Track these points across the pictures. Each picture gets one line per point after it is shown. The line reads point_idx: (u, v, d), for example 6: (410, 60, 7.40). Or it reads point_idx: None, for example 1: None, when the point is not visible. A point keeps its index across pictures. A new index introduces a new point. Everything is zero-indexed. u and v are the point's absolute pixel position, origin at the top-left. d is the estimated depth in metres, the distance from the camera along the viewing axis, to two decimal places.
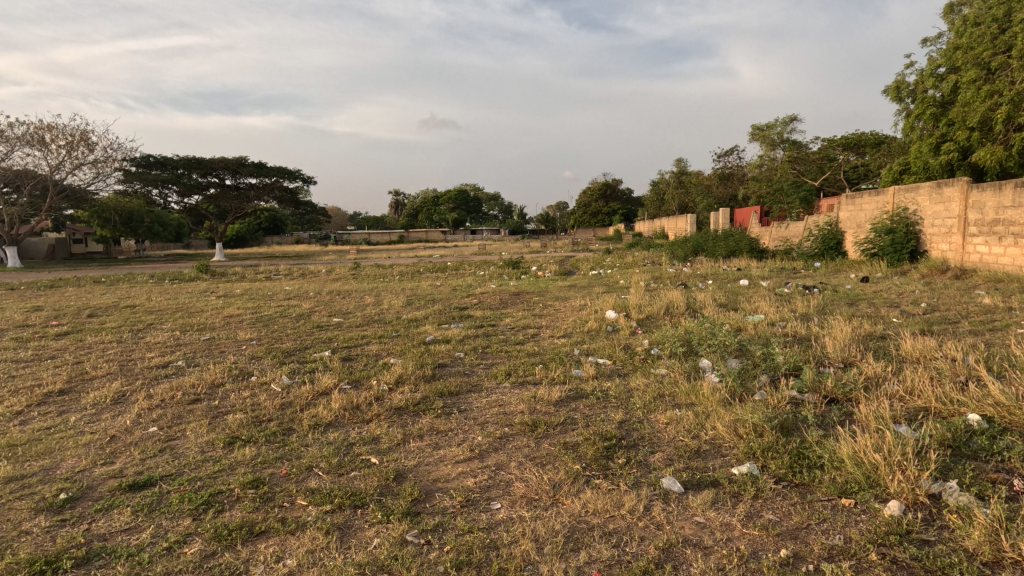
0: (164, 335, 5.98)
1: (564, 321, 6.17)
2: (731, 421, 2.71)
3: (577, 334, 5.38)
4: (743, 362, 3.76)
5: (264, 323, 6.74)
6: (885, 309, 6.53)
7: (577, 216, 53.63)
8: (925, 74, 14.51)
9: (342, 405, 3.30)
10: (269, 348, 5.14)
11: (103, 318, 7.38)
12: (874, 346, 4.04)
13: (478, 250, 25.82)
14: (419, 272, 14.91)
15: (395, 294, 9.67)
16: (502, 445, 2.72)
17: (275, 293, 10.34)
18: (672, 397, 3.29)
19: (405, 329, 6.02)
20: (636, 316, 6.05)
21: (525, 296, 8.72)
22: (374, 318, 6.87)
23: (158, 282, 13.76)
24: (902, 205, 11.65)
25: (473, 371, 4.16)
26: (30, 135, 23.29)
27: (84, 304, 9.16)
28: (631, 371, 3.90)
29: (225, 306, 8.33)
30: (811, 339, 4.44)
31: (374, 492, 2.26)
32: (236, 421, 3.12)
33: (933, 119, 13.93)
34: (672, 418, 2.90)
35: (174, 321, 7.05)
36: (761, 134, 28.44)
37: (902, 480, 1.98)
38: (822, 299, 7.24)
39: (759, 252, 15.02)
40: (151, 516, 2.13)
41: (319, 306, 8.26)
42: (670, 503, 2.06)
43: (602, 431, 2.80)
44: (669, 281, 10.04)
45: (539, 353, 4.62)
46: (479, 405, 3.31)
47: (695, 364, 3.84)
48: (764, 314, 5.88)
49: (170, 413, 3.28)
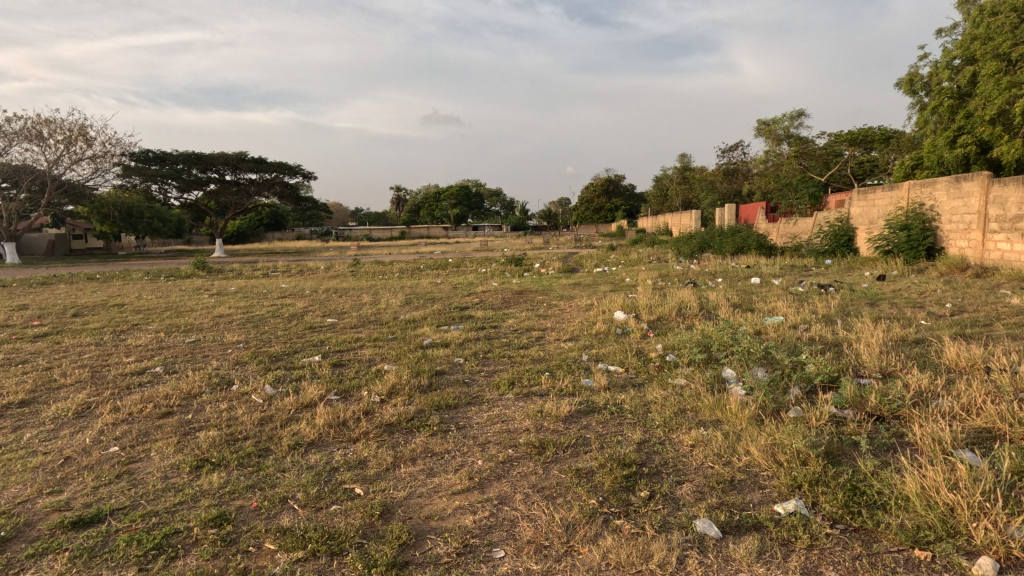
0: (146, 337, 5.64)
1: (571, 322, 5.81)
2: (768, 446, 2.36)
3: (584, 338, 5.02)
4: (771, 372, 3.41)
5: (255, 324, 6.42)
6: (909, 310, 6.16)
7: (580, 212, 53.21)
8: (940, 66, 14.12)
9: (327, 421, 2.96)
10: (255, 353, 4.79)
11: (85, 318, 7.04)
12: (913, 354, 3.69)
13: (480, 247, 25.47)
14: (420, 270, 14.56)
15: (394, 293, 9.31)
16: (505, 472, 2.38)
17: (269, 291, 10.01)
18: (696, 413, 2.95)
19: (401, 330, 5.67)
20: (646, 317, 5.70)
21: (528, 294, 8.40)
22: (370, 320, 6.51)
23: (152, 279, 13.41)
24: (918, 200, 11.23)
25: (473, 380, 3.81)
26: (28, 129, 22.98)
27: (72, 302, 8.83)
28: (647, 382, 3.55)
29: (216, 306, 8.01)
30: (841, 345, 4.09)
31: (355, 534, 1.92)
32: (209, 439, 2.79)
33: (949, 111, 13.49)
34: (698, 439, 2.57)
35: (159, 321, 6.70)
36: (767, 128, 27.98)
37: (990, 530, 1.64)
38: (841, 299, 6.87)
39: (768, 249, 14.61)
40: (89, 565, 1.80)
41: (313, 305, 7.96)
42: (708, 554, 1.72)
43: (619, 454, 2.46)
44: (677, 279, 9.68)
45: (545, 360, 4.27)
46: (481, 422, 2.98)
47: (718, 374, 3.49)
48: (784, 317, 5.50)
49: (134, 430, 2.94)
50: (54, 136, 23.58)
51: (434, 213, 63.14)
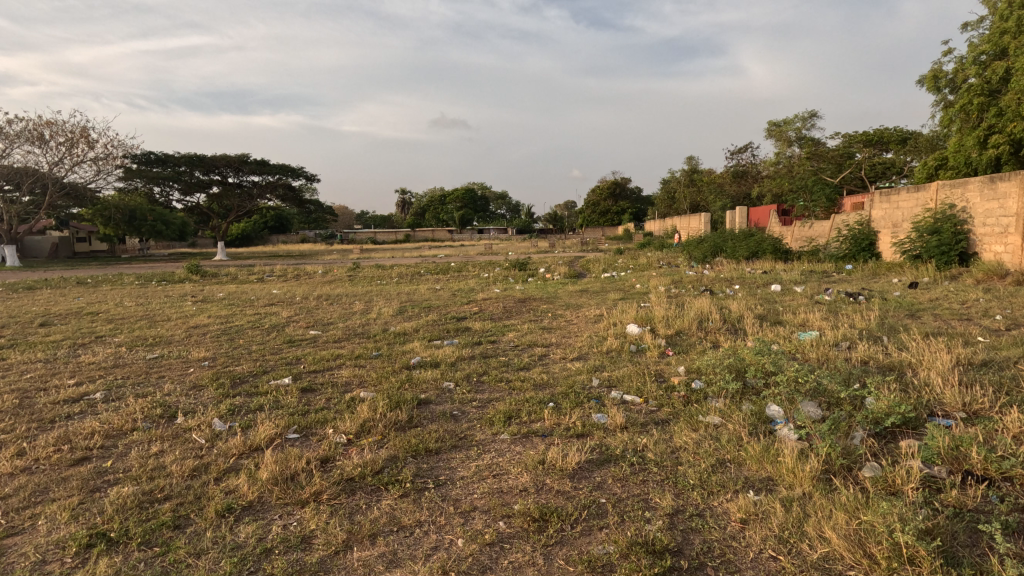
0: (104, 352, 5.05)
1: (578, 337, 5.16)
2: (852, 530, 1.72)
3: (593, 357, 4.39)
4: (827, 410, 2.77)
5: (230, 337, 5.83)
6: (957, 323, 5.50)
7: (586, 215, 52.54)
8: (967, 62, 13.46)
9: (271, 475, 2.34)
10: (217, 374, 4.17)
11: (50, 330, 6.47)
12: (995, 383, 3.04)
13: (483, 250, 24.88)
14: (420, 275, 13.98)
15: (388, 301, 8.69)
16: (494, 562, 1.76)
17: (258, 298, 9.46)
18: (739, 467, 2.33)
19: (388, 346, 5.06)
20: (663, 331, 5.07)
21: (532, 303, 7.81)
22: (357, 332, 5.89)
23: (141, 285, 12.87)
24: (947, 201, 10.53)
25: (462, 413, 3.18)
26: (29, 131, 22.62)
27: (46, 310, 8.28)
28: (671, 419, 2.91)
29: (195, 315, 7.44)
30: (901, 371, 3.43)
31: None
32: (120, 499, 2.20)
33: (978, 109, 12.78)
34: (750, 508, 1.96)
35: (129, 332, 6.15)
36: (778, 130, 27.35)
37: None
38: (877, 310, 6.23)
39: (784, 254, 13.93)
40: None
41: (299, 314, 7.38)
42: None
43: (646, 537, 1.82)
44: (692, 286, 9.08)
45: (549, 386, 3.63)
46: (467, 476, 2.36)
47: (759, 410, 2.87)
48: (819, 332, 4.85)
49: (28, 485, 2.33)
50: (57, 138, 23.25)
51: (439, 216, 62.64)
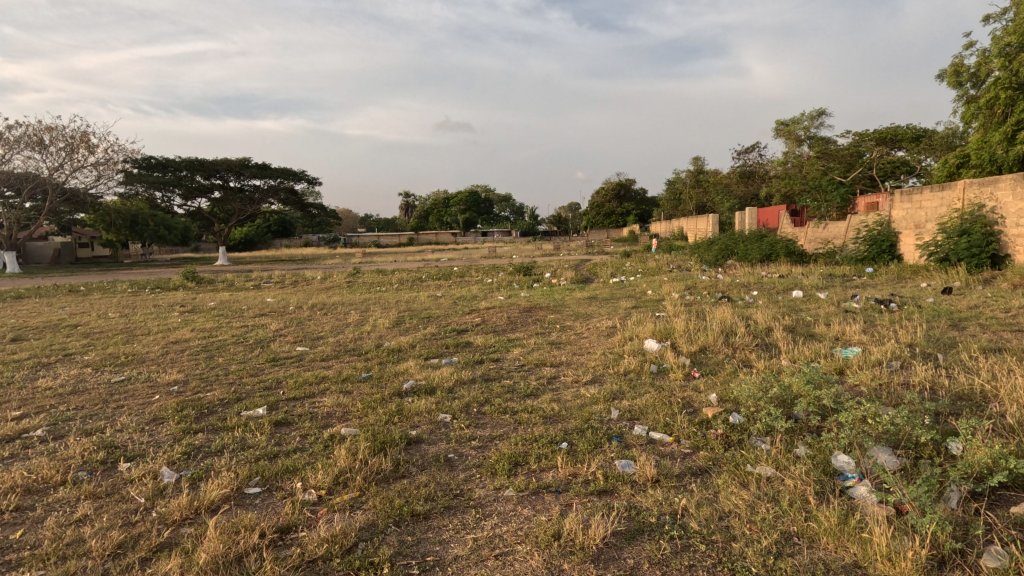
0: (65, 375, 4.55)
1: (591, 355, 4.63)
2: None
3: (610, 380, 3.85)
4: (907, 460, 2.24)
5: (209, 354, 5.31)
6: (1010, 336, 4.94)
7: (590, 217, 52.09)
8: (991, 55, 12.85)
9: (211, 558, 1.82)
10: (182, 403, 3.65)
11: (17, 346, 5.96)
12: None
13: (486, 254, 24.36)
14: (421, 281, 13.48)
15: (385, 311, 8.16)
16: None
17: (248, 308, 8.95)
18: (813, 545, 1.81)
19: (379, 366, 4.54)
20: (686, 348, 4.55)
21: (537, 312, 7.29)
22: (347, 349, 5.38)
23: (133, 294, 12.41)
24: (977, 201, 9.93)
25: (460, 458, 2.66)
26: (29, 136, 22.25)
27: (23, 322, 7.79)
28: (712, 469, 2.39)
29: (178, 328, 6.94)
30: (983, 405, 2.87)
31: None
32: None
33: (1005, 104, 12.12)
34: None
35: (101, 350, 5.64)
36: (787, 129, 26.80)
37: None
38: (916, 320, 5.69)
39: (799, 256, 13.38)
40: None
41: (288, 326, 6.88)
42: None
43: None
44: (707, 292, 8.54)
45: (561, 421, 3.10)
46: (462, 557, 1.84)
47: (822, 459, 2.35)
48: (863, 348, 4.31)
49: None
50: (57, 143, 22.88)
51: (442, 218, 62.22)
